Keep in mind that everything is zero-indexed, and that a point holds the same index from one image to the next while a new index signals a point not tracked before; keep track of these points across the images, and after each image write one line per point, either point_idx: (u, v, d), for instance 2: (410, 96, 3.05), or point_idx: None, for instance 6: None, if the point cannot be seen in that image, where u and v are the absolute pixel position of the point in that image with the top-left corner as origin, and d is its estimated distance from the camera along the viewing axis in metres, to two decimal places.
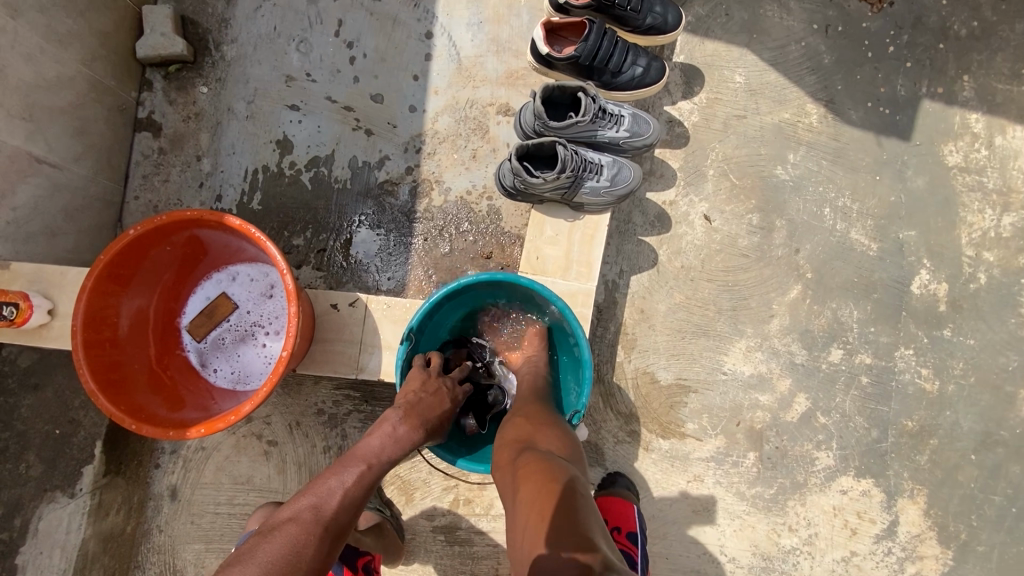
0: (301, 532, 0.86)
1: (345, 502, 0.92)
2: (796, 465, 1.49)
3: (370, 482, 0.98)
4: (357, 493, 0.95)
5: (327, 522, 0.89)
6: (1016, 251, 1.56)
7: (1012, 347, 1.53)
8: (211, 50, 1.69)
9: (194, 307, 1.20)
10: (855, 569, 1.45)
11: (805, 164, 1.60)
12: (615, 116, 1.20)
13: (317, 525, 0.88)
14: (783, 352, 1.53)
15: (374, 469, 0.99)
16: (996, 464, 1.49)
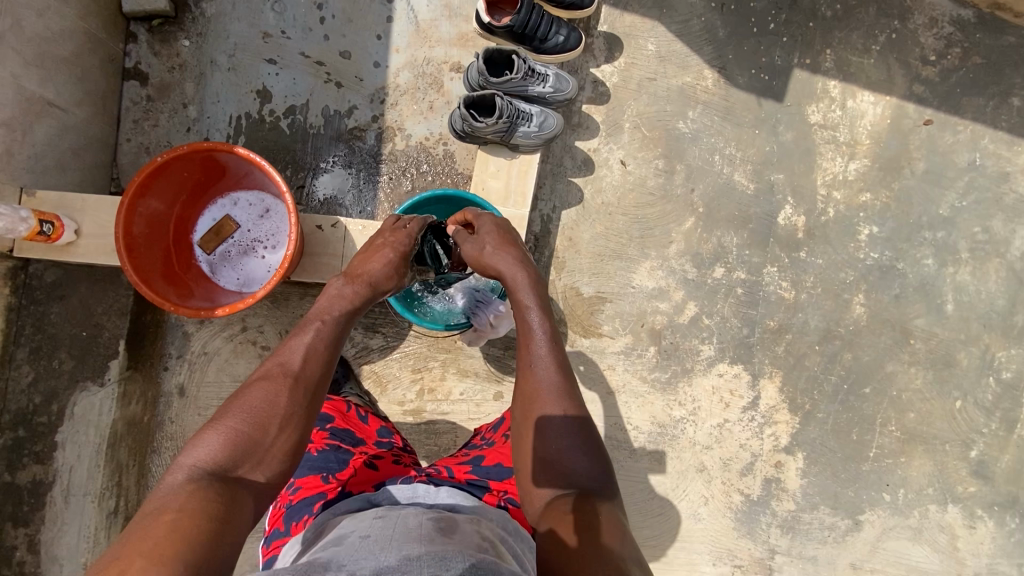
0: (274, 384, 1.05)
1: (308, 353, 1.12)
2: (685, 356, 1.93)
3: (328, 341, 1.16)
4: (317, 352, 1.13)
5: (301, 371, 1.09)
6: (857, 191, 2.01)
7: (850, 265, 1.99)
8: (191, 7, 1.88)
9: (202, 227, 1.47)
10: (727, 432, 1.92)
11: (701, 120, 1.98)
12: (542, 74, 1.52)
13: (288, 375, 1.07)
14: (679, 270, 1.95)
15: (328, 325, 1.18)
16: (833, 353, 1.97)
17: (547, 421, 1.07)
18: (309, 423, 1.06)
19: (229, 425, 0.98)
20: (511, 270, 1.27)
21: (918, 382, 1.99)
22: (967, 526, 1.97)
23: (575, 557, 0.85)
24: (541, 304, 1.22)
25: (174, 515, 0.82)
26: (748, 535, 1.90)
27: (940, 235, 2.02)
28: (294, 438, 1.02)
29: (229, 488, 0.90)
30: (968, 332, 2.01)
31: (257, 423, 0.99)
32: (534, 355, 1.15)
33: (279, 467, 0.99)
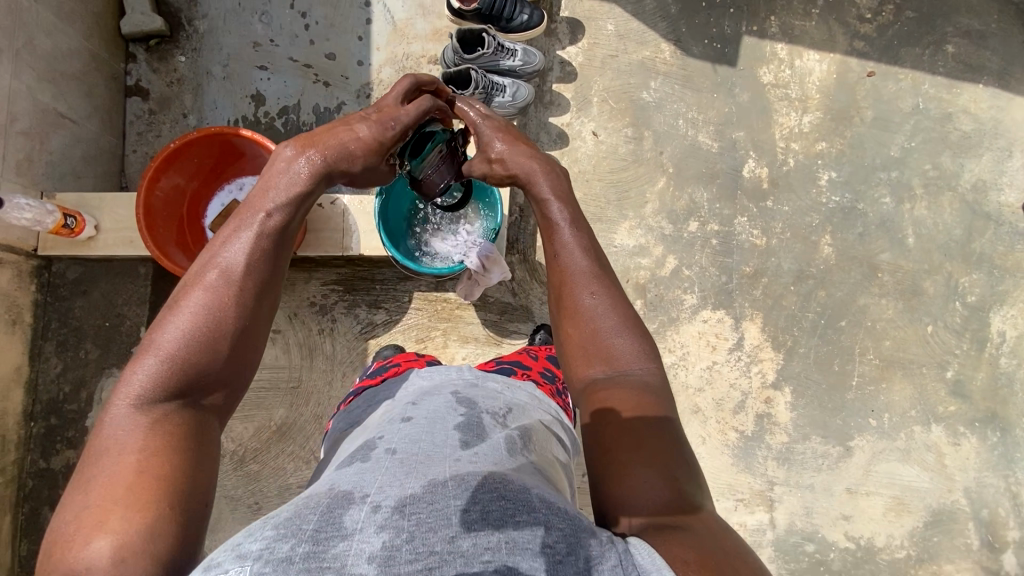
0: (217, 300, 0.97)
1: (250, 257, 1.01)
2: (670, 306, 2.06)
3: (270, 241, 1.04)
4: (258, 258, 1.02)
5: (247, 278, 1.00)
6: (813, 141, 2.17)
7: (815, 209, 2.14)
8: (185, 25, 2.04)
9: (212, 212, 1.59)
10: (716, 373, 2.04)
11: (662, 89, 2.14)
12: (511, 50, 1.68)
13: (227, 286, 0.98)
14: (656, 228, 2.08)
15: (271, 221, 1.05)
16: (808, 292, 2.10)
17: (588, 310, 1.13)
18: (259, 331, 1.01)
19: (170, 352, 0.92)
20: (525, 164, 1.27)
21: (890, 312, 2.12)
22: (952, 443, 2.08)
23: (630, 453, 0.93)
24: (567, 197, 1.25)
25: (131, 463, 0.81)
26: (747, 469, 2.01)
27: (894, 175, 2.18)
28: (246, 351, 0.98)
29: (189, 421, 0.90)
30: (930, 262, 2.15)
31: (201, 348, 0.93)
32: (560, 250, 1.20)
33: (232, 384, 0.98)
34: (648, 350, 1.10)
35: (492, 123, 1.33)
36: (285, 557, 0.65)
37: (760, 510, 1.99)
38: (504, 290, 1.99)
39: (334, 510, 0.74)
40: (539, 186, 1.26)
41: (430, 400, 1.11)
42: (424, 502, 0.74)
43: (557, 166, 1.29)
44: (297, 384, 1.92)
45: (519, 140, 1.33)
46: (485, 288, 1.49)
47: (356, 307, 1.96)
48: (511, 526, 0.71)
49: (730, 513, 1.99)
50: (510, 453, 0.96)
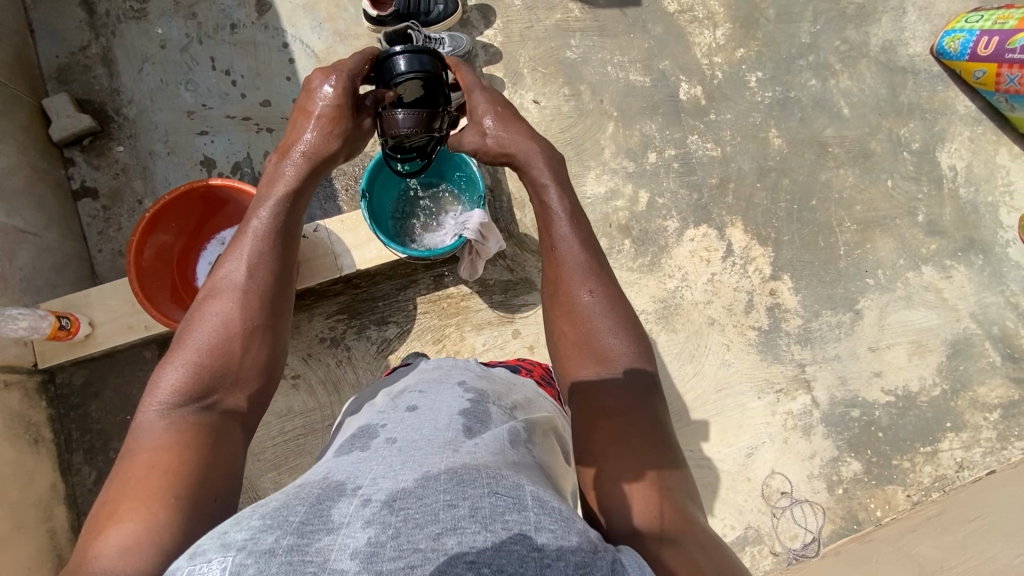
0: (232, 302, 1.06)
1: (251, 263, 1.11)
2: (657, 236, 2.14)
3: (266, 241, 1.15)
4: (263, 262, 1.12)
5: (255, 274, 1.10)
6: (732, 50, 2.31)
7: (754, 109, 2.27)
8: (113, 116, 2.04)
9: (202, 273, 1.61)
10: (719, 283, 2.13)
11: (583, 44, 2.25)
12: (439, 39, 1.77)
13: (236, 289, 1.08)
14: (620, 169, 2.18)
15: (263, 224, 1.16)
16: (774, 184, 2.22)
17: (585, 308, 1.11)
18: (275, 333, 1.09)
19: (196, 352, 1.00)
20: (525, 148, 1.31)
21: (851, 179, 2.26)
22: (945, 277, 2.22)
23: (622, 451, 0.94)
24: (567, 194, 1.26)
25: (153, 462, 0.85)
26: (775, 360, 2.10)
27: (812, 59, 2.34)
28: (266, 347, 1.06)
29: (213, 421, 0.95)
30: (869, 124, 2.31)
31: (224, 346, 1.02)
32: (558, 240, 1.19)
33: (253, 387, 1.03)
34: (647, 351, 1.08)
35: (488, 95, 1.39)
36: (269, 549, 0.61)
37: (800, 394, 2.09)
38: (500, 269, 2.04)
39: (322, 503, 0.68)
40: (537, 172, 1.28)
41: (438, 386, 1.06)
42: (415, 496, 0.68)
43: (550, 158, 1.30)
44: (332, 421, 1.91)
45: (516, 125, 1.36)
46: (488, 258, 1.57)
47: (365, 329, 1.97)
48: (499, 525, 0.65)
49: (774, 405, 2.08)
50: (513, 445, 0.89)
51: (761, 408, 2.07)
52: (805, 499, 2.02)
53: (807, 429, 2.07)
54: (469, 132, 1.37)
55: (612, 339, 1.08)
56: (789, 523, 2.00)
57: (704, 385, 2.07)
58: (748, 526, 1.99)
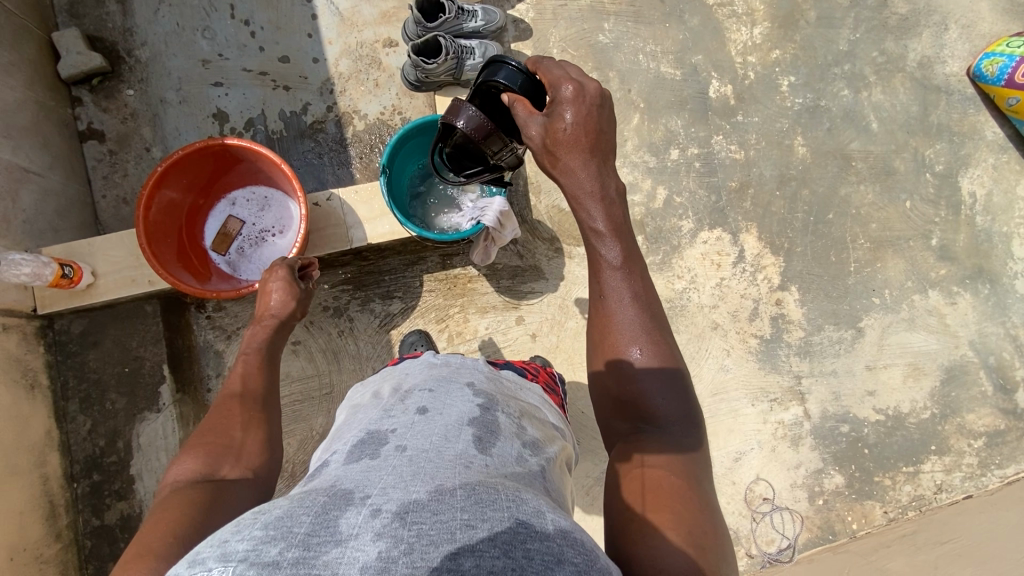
0: (229, 406, 1.16)
1: (245, 377, 1.24)
2: (670, 235, 2.13)
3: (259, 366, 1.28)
4: (255, 374, 1.25)
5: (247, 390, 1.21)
6: (767, 51, 2.24)
7: (782, 115, 2.23)
8: (125, 57, 1.96)
9: (211, 232, 1.58)
10: (727, 288, 2.13)
11: (617, 29, 2.18)
12: (472, 11, 1.69)
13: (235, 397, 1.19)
14: (641, 163, 2.14)
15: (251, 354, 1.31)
16: (793, 193, 2.20)
17: (632, 370, 1.05)
18: (271, 423, 1.17)
19: (201, 441, 1.09)
20: (580, 181, 1.09)
21: (870, 196, 2.24)
22: (949, 303, 2.23)
23: (657, 505, 0.87)
24: (614, 225, 1.09)
25: (162, 516, 0.90)
26: (773, 369, 2.12)
27: (847, 68, 2.28)
28: (265, 434, 1.15)
29: (219, 488, 0.99)
30: (896, 142, 2.28)
31: (225, 433, 1.10)
32: (607, 291, 1.09)
33: (256, 463, 1.09)
34: (687, 423, 1.04)
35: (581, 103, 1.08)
36: (273, 561, 0.58)
37: (794, 405, 2.11)
38: (510, 254, 2.03)
39: (328, 512, 0.66)
40: (585, 212, 1.09)
41: (446, 385, 1.00)
42: (428, 510, 0.66)
43: (609, 191, 1.08)
44: (330, 390, 1.91)
45: (595, 133, 1.09)
46: (503, 246, 1.54)
47: (370, 302, 1.96)
48: (520, 551, 0.62)
49: (767, 414, 2.10)
50: (520, 460, 0.87)
51: (753, 415, 2.09)
52: (785, 507, 2.06)
53: (796, 439, 2.10)
54: (534, 124, 1.13)
55: (661, 405, 1.03)
56: (767, 528, 2.04)
57: (700, 388, 2.08)
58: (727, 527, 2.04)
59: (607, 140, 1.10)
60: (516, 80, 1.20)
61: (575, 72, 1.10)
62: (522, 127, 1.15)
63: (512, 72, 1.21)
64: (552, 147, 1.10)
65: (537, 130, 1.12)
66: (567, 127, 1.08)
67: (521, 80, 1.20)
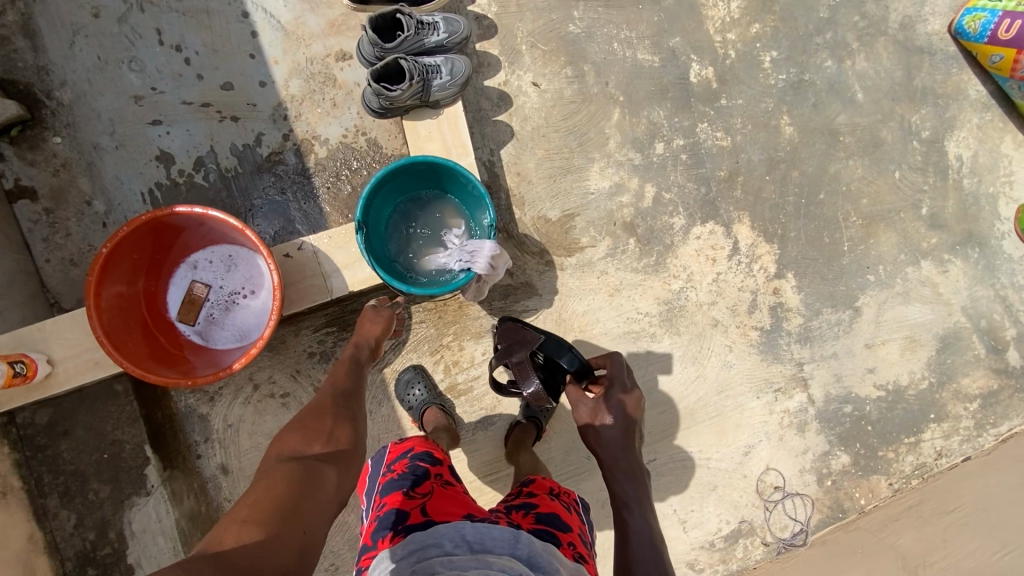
0: (324, 403, 1.28)
1: (337, 384, 1.37)
2: (663, 235, 2.05)
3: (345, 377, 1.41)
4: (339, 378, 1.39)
5: (335, 391, 1.35)
6: (747, 25, 2.11)
7: (766, 94, 2.12)
8: (45, 101, 1.74)
9: (175, 301, 1.44)
10: (723, 283, 2.08)
11: (588, 16, 2.02)
12: (432, 24, 1.52)
13: (331, 396, 1.32)
14: (626, 161, 2.03)
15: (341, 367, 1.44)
16: (783, 176, 2.12)
17: None
18: (357, 423, 1.28)
19: (297, 424, 1.20)
20: (614, 446, 1.34)
21: (860, 170, 2.18)
22: (941, 272, 2.22)
23: None
24: (640, 498, 1.25)
25: (271, 488, 1.00)
26: (775, 359, 2.10)
27: (829, 37, 2.18)
28: (352, 429, 1.25)
29: (316, 468, 1.09)
30: (882, 111, 2.21)
31: (318, 420, 1.21)
32: (630, 535, 1.17)
33: (344, 450, 1.18)
34: None
35: (629, 406, 1.40)
36: None
37: (797, 392, 2.11)
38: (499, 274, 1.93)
39: None
40: (618, 478, 1.28)
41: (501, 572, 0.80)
42: None
43: (641, 469, 1.30)
44: None
45: (632, 430, 1.37)
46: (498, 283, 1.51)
47: None
48: None
49: (772, 405, 2.09)
50: None
51: (759, 407, 2.08)
52: (796, 492, 2.08)
53: (801, 425, 2.11)
54: (584, 405, 1.41)
55: None
56: (780, 515, 2.07)
57: (705, 387, 2.06)
58: (742, 519, 2.05)
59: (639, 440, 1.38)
60: (574, 365, 1.51)
61: (627, 380, 1.45)
62: (573, 404, 1.43)
63: (573, 359, 1.51)
64: (597, 428, 1.37)
65: (589, 411, 1.39)
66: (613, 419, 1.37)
67: (577, 367, 1.51)
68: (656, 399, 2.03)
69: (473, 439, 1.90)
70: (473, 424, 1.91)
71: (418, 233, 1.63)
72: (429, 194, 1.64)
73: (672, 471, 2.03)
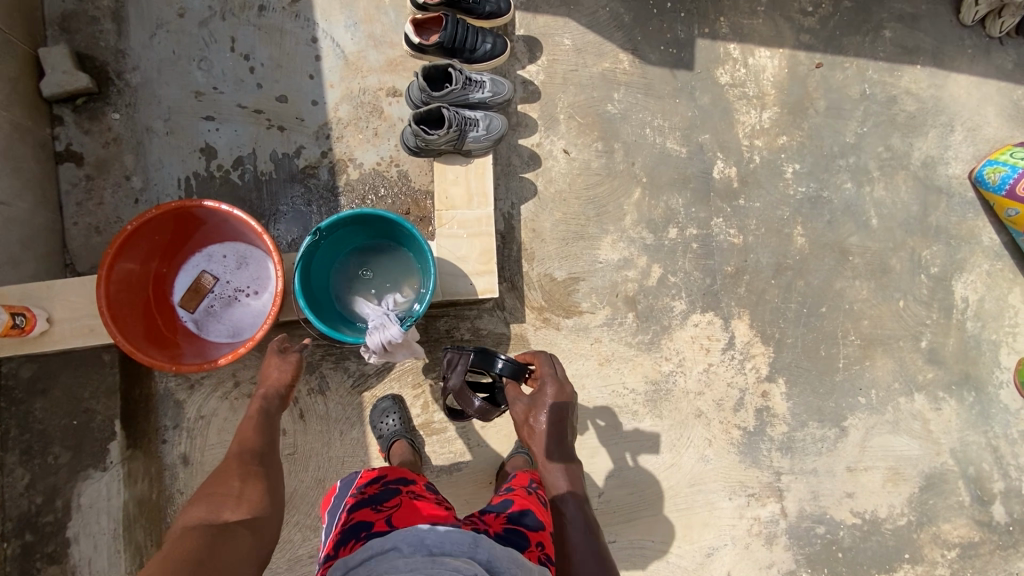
0: (232, 461, 1.18)
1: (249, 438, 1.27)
2: (661, 315, 2.08)
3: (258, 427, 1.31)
4: (255, 431, 1.30)
5: (246, 448, 1.25)
6: (775, 136, 2.22)
7: (784, 202, 2.20)
8: (114, 80, 1.88)
9: (181, 287, 1.50)
10: (713, 374, 2.08)
11: (626, 100, 2.15)
12: (479, 82, 1.63)
13: (242, 455, 1.21)
14: (638, 239, 2.10)
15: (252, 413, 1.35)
16: (788, 283, 2.16)
17: None
18: (271, 479, 1.18)
19: (202, 493, 1.09)
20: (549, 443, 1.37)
21: (865, 292, 2.22)
22: (934, 408, 2.21)
23: None
24: (572, 488, 1.32)
25: (176, 547, 0.90)
26: (753, 464, 2.07)
27: (852, 161, 2.27)
28: (264, 486, 1.15)
29: (226, 527, 0.99)
30: (894, 240, 2.27)
31: (225, 481, 1.11)
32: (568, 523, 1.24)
33: (259, 508, 1.08)
34: None
35: (560, 397, 1.42)
36: None
37: (771, 502, 2.06)
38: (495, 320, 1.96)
39: None
40: (550, 474, 1.33)
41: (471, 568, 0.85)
42: None
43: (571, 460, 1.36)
44: (293, 449, 1.83)
45: (564, 421, 1.40)
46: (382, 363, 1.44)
47: (345, 360, 1.88)
48: None
49: (743, 509, 2.04)
50: None
51: (729, 509, 2.03)
52: None
53: (770, 537, 2.04)
54: (520, 403, 1.45)
55: None
56: None
57: (678, 476, 2.02)
58: None
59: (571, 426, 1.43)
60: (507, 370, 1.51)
61: (556, 373, 1.47)
62: (510, 402, 1.47)
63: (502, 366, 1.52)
64: (532, 423, 1.40)
65: (522, 409, 1.43)
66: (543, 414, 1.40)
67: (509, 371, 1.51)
68: (626, 477, 2.00)
69: (436, 481, 1.88)
70: (439, 466, 1.89)
71: (363, 274, 1.61)
72: (406, 256, 1.60)
73: (629, 557, 1.97)
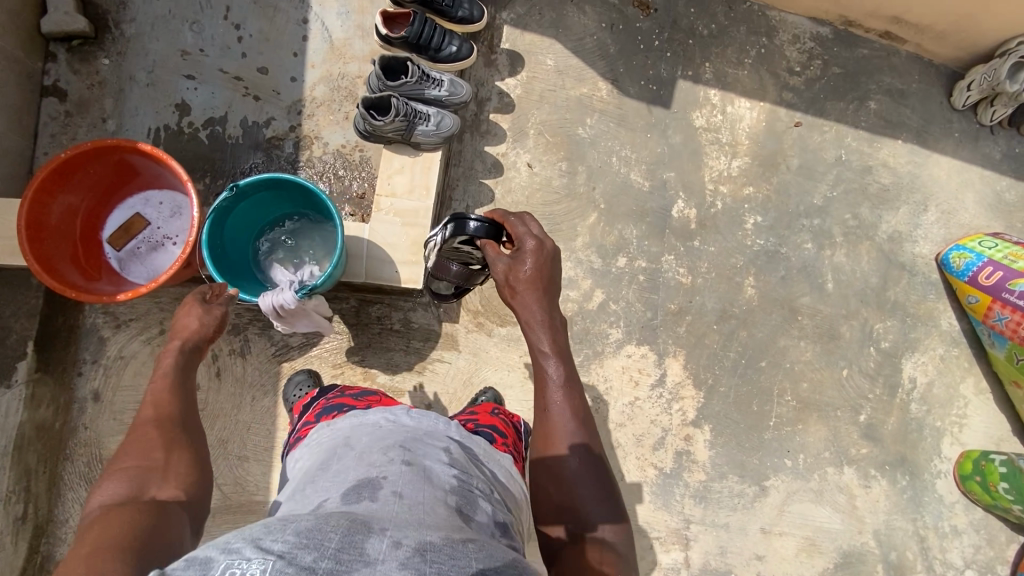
0: (146, 429, 1.13)
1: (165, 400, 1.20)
2: (595, 340, 2.07)
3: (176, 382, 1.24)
4: (170, 393, 1.21)
5: (162, 410, 1.18)
6: (741, 185, 2.23)
7: (739, 251, 2.20)
8: (111, 28, 1.98)
9: (113, 225, 1.61)
10: (638, 409, 2.06)
11: (598, 126, 2.19)
12: (437, 80, 1.69)
13: (163, 419, 1.16)
14: (586, 261, 2.11)
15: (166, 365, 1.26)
16: (730, 331, 2.15)
17: (569, 472, 1.13)
18: (196, 446, 1.16)
19: (113, 470, 1.06)
20: (532, 312, 1.21)
21: (809, 354, 2.19)
22: (863, 486, 2.14)
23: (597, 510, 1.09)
24: (558, 349, 1.21)
25: (100, 535, 0.88)
26: (663, 507, 2.02)
27: (816, 222, 2.27)
28: (189, 456, 1.13)
29: (156, 508, 0.99)
30: (848, 308, 2.24)
31: (149, 455, 1.08)
32: (550, 404, 1.18)
33: (188, 484, 1.08)
34: (611, 501, 1.12)
35: (544, 260, 1.23)
36: (308, 567, 0.62)
37: (675, 549, 2.00)
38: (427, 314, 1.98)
39: (353, 535, 0.69)
40: (535, 337, 1.21)
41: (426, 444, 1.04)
42: (444, 552, 0.70)
43: (556, 322, 1.22)
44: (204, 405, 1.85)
45: (547, 282, 1.24)
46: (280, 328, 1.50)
47: (272, 328, 1.90)
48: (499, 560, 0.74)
49: (645, 551, 1.99)
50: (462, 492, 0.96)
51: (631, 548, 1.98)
52: None
53: None
54: (500, 262, 1.25)
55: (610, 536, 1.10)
56: None
57: None
58: None
59: (556, 286, 1.26)
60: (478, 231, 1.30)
61: (539, 229, 1.25)
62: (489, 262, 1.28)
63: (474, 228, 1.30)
64: (512, 281, 1.23)
65: (502, 267, 1.24)
66: (524, 275, 1.22)
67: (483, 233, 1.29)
68: None
69: None
70: None
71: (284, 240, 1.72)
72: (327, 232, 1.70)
73: None
